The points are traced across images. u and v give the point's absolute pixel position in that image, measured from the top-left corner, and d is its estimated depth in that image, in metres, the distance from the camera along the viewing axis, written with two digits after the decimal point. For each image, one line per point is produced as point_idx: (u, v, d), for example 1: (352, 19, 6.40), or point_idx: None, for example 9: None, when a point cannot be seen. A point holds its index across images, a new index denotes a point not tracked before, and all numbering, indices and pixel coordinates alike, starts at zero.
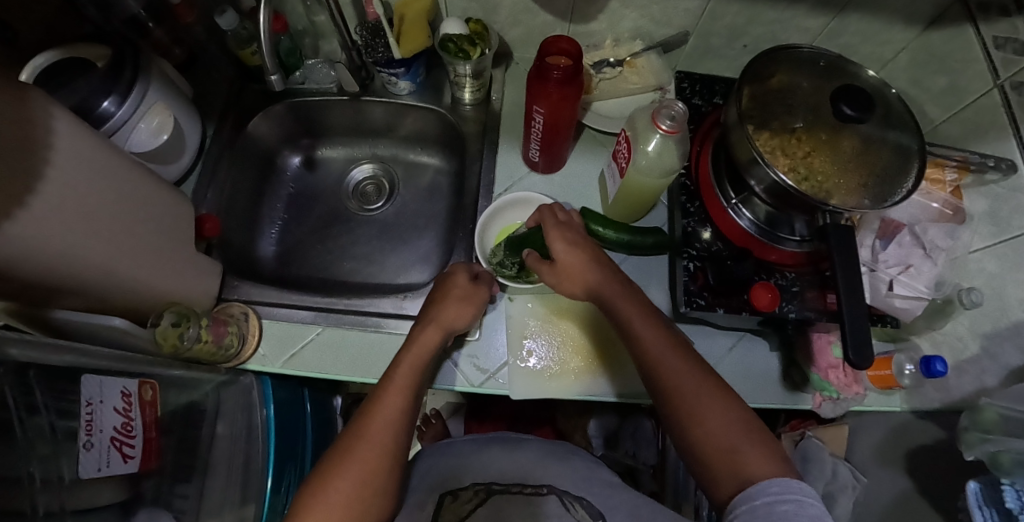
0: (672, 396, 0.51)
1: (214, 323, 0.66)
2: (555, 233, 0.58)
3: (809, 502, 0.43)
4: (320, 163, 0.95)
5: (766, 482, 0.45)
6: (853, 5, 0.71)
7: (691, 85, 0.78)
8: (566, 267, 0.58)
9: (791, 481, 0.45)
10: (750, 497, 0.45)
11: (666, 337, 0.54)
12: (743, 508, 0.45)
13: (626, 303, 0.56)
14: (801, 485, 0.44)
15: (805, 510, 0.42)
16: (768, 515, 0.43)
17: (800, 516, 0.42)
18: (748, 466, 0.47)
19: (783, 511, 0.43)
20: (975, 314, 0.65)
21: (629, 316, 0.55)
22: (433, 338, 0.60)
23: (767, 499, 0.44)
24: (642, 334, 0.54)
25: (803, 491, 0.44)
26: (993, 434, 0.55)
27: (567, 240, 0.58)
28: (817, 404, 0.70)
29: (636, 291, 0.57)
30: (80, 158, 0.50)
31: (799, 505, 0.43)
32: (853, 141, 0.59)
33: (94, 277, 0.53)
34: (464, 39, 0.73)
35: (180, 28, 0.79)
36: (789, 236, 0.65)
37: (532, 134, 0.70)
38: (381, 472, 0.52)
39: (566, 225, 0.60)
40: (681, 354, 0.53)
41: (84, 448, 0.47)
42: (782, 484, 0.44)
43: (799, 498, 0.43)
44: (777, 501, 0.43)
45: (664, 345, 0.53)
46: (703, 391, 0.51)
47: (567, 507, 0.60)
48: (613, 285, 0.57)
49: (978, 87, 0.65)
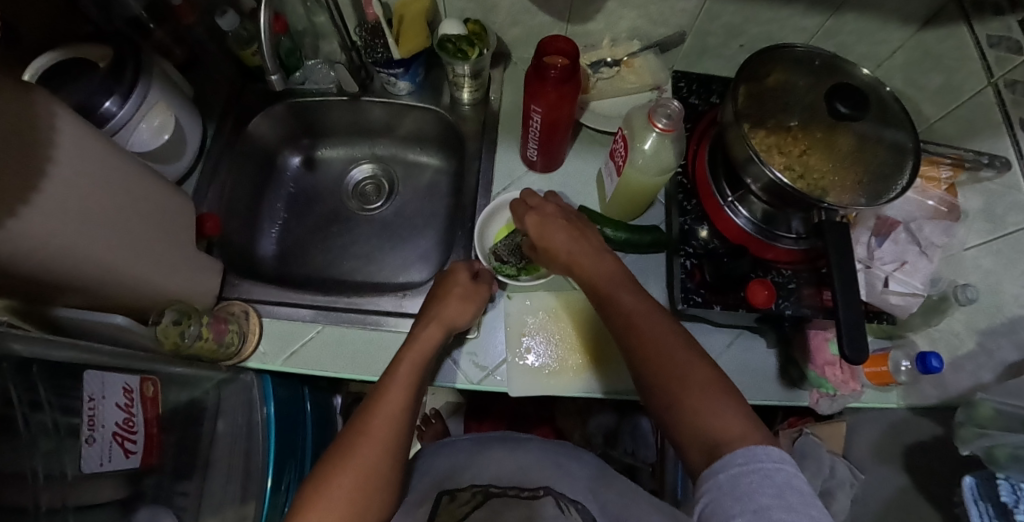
0: (652, 360, 0.50)
1: (214, 320, 0.67)
2: (529, 217, 0.60)
3: (775, 470, 0.41)
4: (321, 163, 0.95)
5: (732, 453, 0.43)
6: (848, 4, 0.71)
7: (688, 84, 0.78)
8: (547, 245, 0.59)
9: (760, 449, 0.43)
10: (716, 472, 0.43)
11: (648, 306, 0.53)
12: (710, 483, 0.44)
13: (608, 279, 0.56)
14: (769, 452, 0.43)
15: (772, 481, 0.41)
16: (733, 488, 0.42)
17: (766, 487, 0.40)
18: (720, 431, 0.45)
19: (747, 484, 0.41)
20: (971, 311, 0.65)
21: (607, 289, 0.55)
22: (434, 335, 0.60)
23: (732, 472, 0.42)
24: (623, 302, 0.54)
25: (768, 458, 0.42)
26: (989, 429, 0.55)
27: (543, 219, 0.60)
28: (815, 401, 0.71)
29: (617, 264, 0.57)
30: (84, 158, 0.51)
31: (764, 475, 0.41)
32: (849, 139, 0.59)
33: (96, 275, 0.54)
34: (462, 39, 0.74)
35: (181, 29, 0.80)
36: (786, 234, 0.65)
37: (531, 133, 0.71)
38: (364, 452, 0.51)
39: (538, 209, 0.61)
40: (662, 322, 0.52)
41: (87, 442, 0.48)
42: (747, 454, 0.43)
43: (764, 467, 0.42)
44: (742, 474, 0.42)
45: (642, 311, 0.53)
46: (681, 358, 0.50)
47: (562, 508, 0.59)
48: (597, 259, 0.57)
49: (972, 86, 0.65)
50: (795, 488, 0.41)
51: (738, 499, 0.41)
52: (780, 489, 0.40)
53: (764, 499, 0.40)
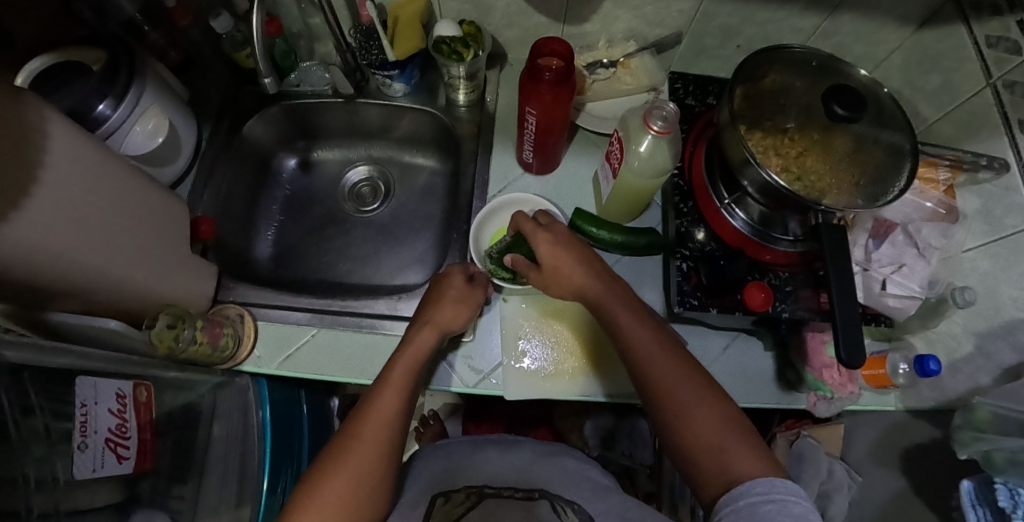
0: (663, 389, 0.51)
1: (209, 324, 0.66)
2: (538, 236, 0.58)
3: (794, 501, 0.42)
4: (317, 165, 0.95)
5: (749, 482, 0.44)
6: (845, 5, 0.71)
7: (685, 86, 0.78)
8: (552, 268, 0.58)
9: (776, 480, 0.44)
10: (733, 499, 0.44)
11: (656, 334, 0.54)
12: (727, 508, 0.44)
13: (618, 304, 0.56)
14: (786, 484, 0.44)
15: (790, 510, 0.42)
16: (752, 515, 0.42)
17: (784, 516, 0.41)
18: (734, 462, 0.46)
19: (766, 512, 0.42)
20: (968, 314, 0.65)
21: (619, 315, 0.55)
22: (428, 340, 0.60)
23: (751, 499, 0.43)
24: (631, 329, 0.54)
25: (786, 489, 0.43)
26: (987, 433, 0.55)
27: (555, 240, 0.59)
28: (812, 404, 0.70)
29: (624, 289, 0.58)
30: (76, 162, 0.51)
31: (783, 505, 0.42)
32: (846, 141, 0.59)
33: (89, 280, 0.53)
34: (457, 41, 0.73)
35: (176, 30, 0.80)
36: (783, 236, 0.65)
37: (526, 135, 0.71)
38: (370, 472, 0.51)
39: (548, 229, 0.60)
40: (671, 350, 0.53)
41: (79, 449, 0.47)
42: (765, 483, 0.44)
43: (784, 497, 0.43)
44: (762, 501, 0.43)
45: (651, 338, 0.53)
46: (692, 387, 0.50)
47: (559, 512, 0.60)
48: (607, 285, 0.57)
49: (970, 86, 0.65)
50: (811, 520, 0.42)
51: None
52: (797, 519, 0.41)
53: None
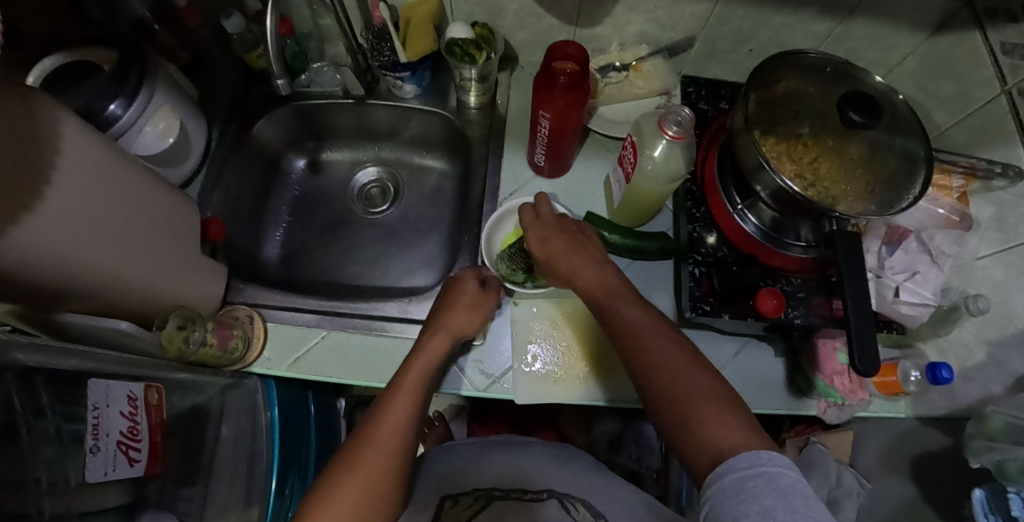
0: (654, 372, 0.49)
1: (219, 326, 0.66)
2: (533, 235, 0.61)
3: (778, 473, 0.40)
4: (325, 166, 0.95)
5: (736, 457, 0.42)
6: (860, 9, 0.71)
7: (697, 90, 0.77)
8: (549, 258, 0.59)
9: (763, 453, 0.41)
10: (718, 477, 0.42)
11: (648, 320, 0.52)
12: (715, 487, 0.42)
13: (613, 290, 0.56)
14: (771, 456, 0.41)
15: (776, 483, 0.39)
16: (737, 493, 0.40)
17: (771, 490, 0.39)
18: (721, 439, 0.44)
19: (752, 487, 0.39)
20: (981, 321, 0.65)
21: (612, 305, 0.54)
22: (441, 345, 0.60)
23: (736, 475, 0.41)
24: (623, 315, 0.53)
25: (772, 462, 0.41)
26: (999, 442, 0.55)
27: (543, 231, 0.61)
28: (822, 410, 0.71)
29: (620, 277, 0.57)
30: (89, 167, 0.50)
31: (768, 478, 0.39)
32: (860, 147, 0.59)
33: (101, 281, 0.53)
34: (471, 43, 0.73)
35: (186, 31, 0.80)
36: (795, 242, 0.64)
37: (538, 138, 0.71)
38: (383, 471, 0.51)
39: (540, 222, 0.62)
40: (666, 336, 0.51)
41: (91, 451, 0.47)
42: (750, 457, 0.41)
43: (770, 470, 0.40)
44: (746, 477, 0.40)
45: (645, 321, 0.52)
46: (683, 369, 0.48)
47: (567, 508, 0.61)
48: (600, 275, 0.57)
49: (984, 94, 0.65)
50: (798, 492, 0.39)
51: (742, 502, 0.39)
52: (784, 492, 0.39)
53: (768, 501, 0.38)
